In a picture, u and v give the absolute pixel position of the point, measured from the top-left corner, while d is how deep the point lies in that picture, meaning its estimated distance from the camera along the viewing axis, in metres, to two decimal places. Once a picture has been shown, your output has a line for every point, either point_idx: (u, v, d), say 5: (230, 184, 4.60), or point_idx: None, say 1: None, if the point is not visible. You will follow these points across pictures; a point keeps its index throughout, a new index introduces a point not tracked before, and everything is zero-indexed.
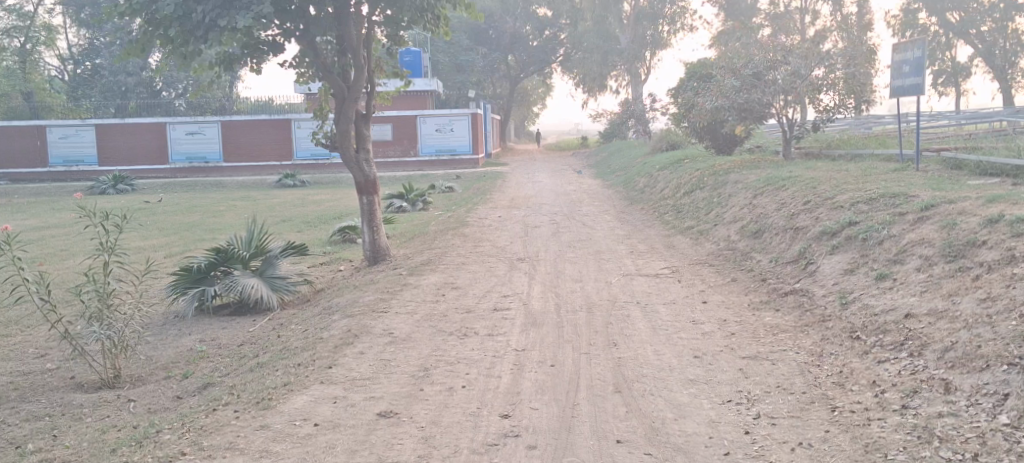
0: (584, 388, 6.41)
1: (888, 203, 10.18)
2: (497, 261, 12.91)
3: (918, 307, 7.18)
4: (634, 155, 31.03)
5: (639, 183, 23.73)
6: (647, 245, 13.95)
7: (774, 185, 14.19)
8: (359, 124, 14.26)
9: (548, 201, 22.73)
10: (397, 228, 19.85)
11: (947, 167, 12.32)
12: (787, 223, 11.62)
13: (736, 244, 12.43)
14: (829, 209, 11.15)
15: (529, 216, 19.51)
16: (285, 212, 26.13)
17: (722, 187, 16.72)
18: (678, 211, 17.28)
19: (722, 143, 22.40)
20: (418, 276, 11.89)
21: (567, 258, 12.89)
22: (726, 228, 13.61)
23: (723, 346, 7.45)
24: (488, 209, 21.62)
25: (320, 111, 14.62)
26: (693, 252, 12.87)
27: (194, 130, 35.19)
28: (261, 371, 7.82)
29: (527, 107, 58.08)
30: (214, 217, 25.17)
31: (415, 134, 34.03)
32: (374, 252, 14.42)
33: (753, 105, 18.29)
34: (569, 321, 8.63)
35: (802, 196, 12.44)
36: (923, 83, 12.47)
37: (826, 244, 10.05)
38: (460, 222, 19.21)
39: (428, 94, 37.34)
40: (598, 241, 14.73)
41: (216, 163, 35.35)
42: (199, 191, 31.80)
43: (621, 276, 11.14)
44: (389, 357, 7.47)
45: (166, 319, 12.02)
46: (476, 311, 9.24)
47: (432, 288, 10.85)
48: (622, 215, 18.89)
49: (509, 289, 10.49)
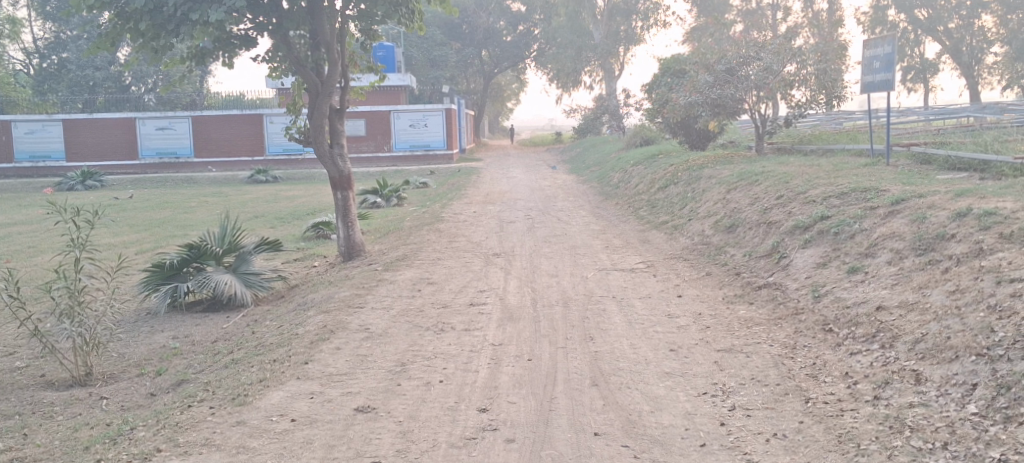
0: (562, 382, 6.44)
1: (859, 197, 10.32)
2: (473, 256, 12.92)
3: (889, 300, 7.31)
4: (608, 151, 31.15)
5: (614, 178, 23.82)
6: (621, 240, 14.03)
7: (746, 180, 14.32)
8: (333, 119, 14.21)
9: (523, 197, 22.77)
10: (371, 223, 19.81)
11: (917, 162, 12.51)
12: (760, 218, 11.74)
13: (710, 238, 12.54)
14: (801, 203, 11.27)
15: (504, 211, 19.53)
16: (258, 208, 25.98)
17: (695, 182, 16.85)
18: (652, 206, 17.38)
19: (695, 138, 22.56)
20: (393, 272, 11.88)
21: (543, 253, 12.94)
22: (700, 222, 13.72)
23: (698, 340, 7.51)
24: (463, 205, 21.61)
25: (294, 106, 14.56)
26: (667, 247, 12.96)
27: (164, 126, 34.88)
28: (235, 368, 7.78)
29: (501, 103, 58.05)
30: (185, 214, 24.99)
31: (388, 129, 33.92)
32: (349, 247, 14.41)
33: (726, 101, 18.47)
34: (545, 315, 8.66)
35: (775, 191, 12.57)
36: (893, 78, 12.63)
37: (798, 238, 10.17)
38: (435, 217, 19.21)
39: (401, 89, 37.26)
40: (574, 236, 14.78)
41: (187, 159, 35.06)
42: (169, 187, 31.52)
43: (596, 271, 11.21)
44: (366, 352, 7.45)
45: (137, 316, 11.93)
46: (452, 306, 9.27)
47: (408, 283, 10.87)
48: (597, 210, 18.97)
49: (485, 284, 10.53)
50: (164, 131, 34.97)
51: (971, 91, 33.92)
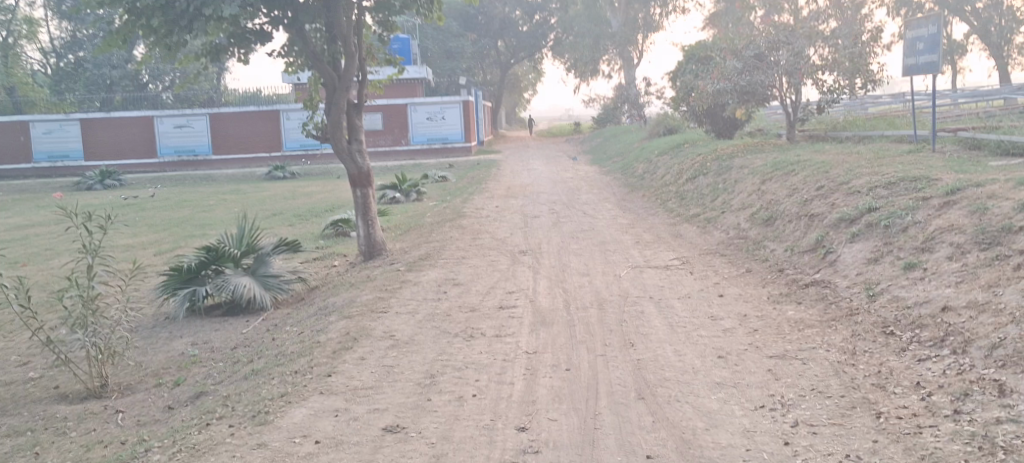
0: (606, 395, 5.94)
1: (909, 187, 9.79)
2: (499, 254, 12.47)
3: (955, 299, 6.83)
4: (630, 140, 30.61)
5: (638, 169, 23.28)
6: (652, 235, 13.52)
7: (782, 170, 13.77)
8: (350, 115, 13.79)
9: (546, 189, 22.27)
10: (391, 220, 19.39)
11: (965, 147, 12.11)
12: (801, 210, 11.19)
13: (747, 232, 12.01)
14: (844, 194, 10.73)
15: (528, 205, 19.05)
16: (277, 205, 25.63)
17: (726, 172, 16.31)
18: (681, 198, 16.85)
19: (722, 127, 22.00)
20: (417, 272, 11.44)
21: (572, 249, 12.46)
22: (734, 215, 13.20)
23: (748, 345, 6.99)
24: (484, 199, 21.15)
25: (310, 101, 14.15)
26: (702, 241, 12.42)
27: (182, 123, 34.62)
28: (255, 379, 7.31)
29: (518, 94, 57.44)
30: (203, 213, 24.70)
31: (406, 123, 33.50)
32: (370, 246, 14.01)
33: (756, 88, 17.98)
34: (581, 319, 8.18)
35: (814, 180, 12.03)
36: (939, 60, 12.09)
37: (845, 231, 9.67)
38: (457, 213, 18.77)
39: (418, 82, 36.85)
40: (602, 231, 14.28)
41: (205, 156, 34.78)
42: (188, 185, 31.24)
43: (630, 269, 10.69)
44: (393, 363, 6.99)
45: (155, 321, 11.52)
46: (481, 309, 8.82)
47: (433, 284, 10.41)
48: (623, 202, 18.46)
49: (515, 284, 10.06)
50: (182, 129, 34.72)
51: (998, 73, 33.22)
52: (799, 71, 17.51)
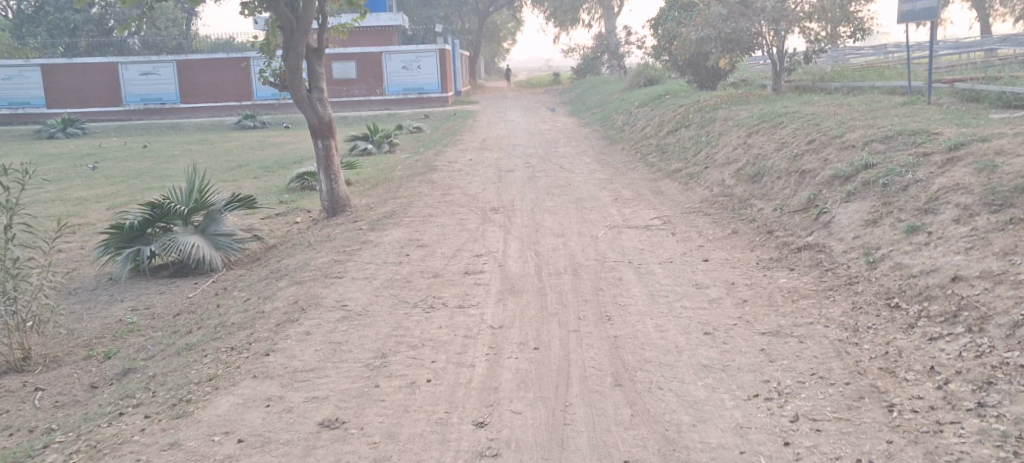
0: (578, 382, 5.22)
1: (908, 142, 9.08)
2: (469, 211, 11.67)
3: (966, 269, 6.11)
4: (610, 91, 29.74)
5: (617, 121, 22.47)
6: (632, 191, 12.80)
7: (769, 122, 13.04)
8: (310, 61, 12.91)
9: (523, 142, 21.42)
10: (361, 173, 18.54)
11: (963, 99, 11.41)
12: (791, 166, 10.46)
13: (732, 189, 11.29)
14: (838, 149, 9.99)
15: (503, 158, 18.24)
16: (244, 157, 24.69)
17: (709, 124, 15.58)
18: (662, 152, 16.11)
19: (705, 78, 21.26)
20: (379, 231, 10.64)
21: (546, 207, 11.70)
22: (719, 170, 12.48)
23: (737, 319, 6.27)
24: (458, 152, 20.32)
25: (267, 47, 13.24)
26: (685, 199, 11.69)
27: (148, 70, 33.30)
28: (186, 357, 6.51)
29: (497, 44, 56.23)
30: (165, 164, 23.73)
31: (380, 71, 32.39)
32: (333, 202, 13.26)
33: (740, 36, 17.16)
34: (553, 287, 7.46)
35: (803, 134, 11.31)
36: (938, 6, 11.34)
37: (839, 190, 8.96)
38: (428, 166, 17.94)
39: (393, 29, 35.64)
40: (579, 187, 13.53)
41: (173, 105, 33.56)
42: (153, 134, 30.12)
43: (609, 230, 9.95)
44: (341, 340, 6.21)
45: (97, 282, 10.63)
46: (445, 275, 8.07)
47: (395, 245, 9.62)
48: (602, 156, 17.73)
49: (483, 247, 9.29)
50: (148, 76, 33.41)
51: (982, 24, 32.54)
52: (785, 18, 16.68)
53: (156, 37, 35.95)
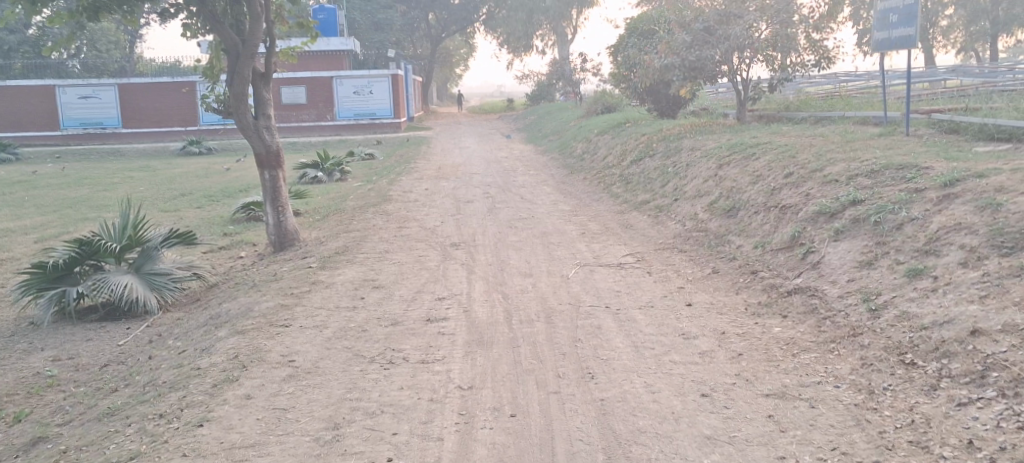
0: (563, 462, 4.72)
1: (896, 176, 8.55)
2: (427, 247, 10.94)
3: (987, 320, 5.50)
4: (566, 118, 29.25)
5: (576, 149, 21.93)
6: (599, 225, 12.18)
7: (740, 153, 12.52)
8: (257, 86, 12.12)
9: (480, 170, 20.75)
10: (311, 203, 17.70)
11: (941, 131, 10.97)
12: (769, 200, 9.91)
13: (706, 223, 10.71)
14: (819, 183, 9.45)
15: (461, 188, 17.54)
16: (189, 184, 23.68)
17: (675, 154, 15.08)
18: (626, 182, 15.56)
19: (666, 105, 20.84)
20: (331, 270, 9.83)
21: (510, 242, 11.02)
22: (690, 203, 11.92)
23: (736, 378, 5.61)
24: (413, 180, 19.57)
25: (210, 70, 12.42)
26: (657, 234, 11.08)
27: (88, 94, 31.99)
28: (107, 426, 5.66)
29: (450, 69, 55.58)
30: (105, 191, 22.65)
31: (331, 96, 31.53)
32: (280, 236, 12.52)
33: (703, 65, 16.70)
34: (526, 336, 6.76)
35: (779, 166, 10.79)
36: (916, 34, 10.94)
37: (826, 227, 8.40)
38: (382, 196, 17.16)
39: (345, 54, 34.84)
40: (542, 220, 12.88)
41: (114, 129, 32.29)
42: (93, 160, 28.89)
43: (579, 269, 9.29)
44: (286, 405, 5.45)
45: (16, 327, 9.63)
46: (404, 323, 7.29)
47: (349, 286, 8.83)
48: (563, 186, 17.15)
49: (444, 289, 8.55)
50: (87, 100, 32.07)
51: (932, 53, 32.83)
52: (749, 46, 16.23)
53: (98, 60, 34.68)
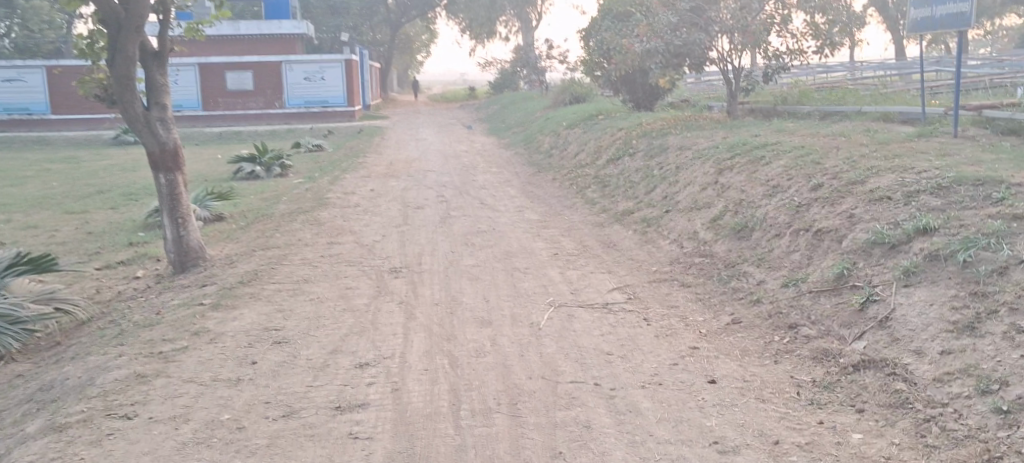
0: None
1: (977, 199, 6.38)
2: (357, 276, 8.64)
3: None
4: (531, 109, 27.03)
5: (543, 144, 19.68)
6: (575, 244, 10.00)
7: (743, 155, 10.38)
8: (147, 65, 9.83)
9: (435, 167, 18.55)
10: (240, 204, 15.30)
11: (997, 134, 8.85)
12: (794, 221, 7.71)
13: (710, 246, 8.54)
14: (862, 199, 7.26)
15: (411, 190, 15.25)
16: (110, 179, 21.12)
17: (659, 154, 12.94)
18: (602, 186, 13.42)
19: (641, 96, 18.75)
20: (225, 313, 7.49)
21: (465, 269, 8.81)
22: (685, 217, 9.78)
23: None
24: (358, 179, 17.21)
25: (90, 48, 9.93)
26: (648, 260, 8.87)
27: (12, 77, 28.88)
28: None
29: (409, 57, 52.91)
30: (12, 187, 20.04)
31: (279, 82, 28.87)
32: (181, 254, 10.19)
33: (689, 50, 14.45)
34: (484, 450, 4.63)
35: (800, 173, 8.62)
36: (970, 11, 8.77)
37: (885, 265, 6.20)
38: (320, 198, 14.85)
39: (297, 37, 31.95)
40: (506, 234, 10.70)
41: (42, 115, 29.36)
42: (13, 148, 26.11)
43: (554, 315, 7.06)
44: None
45: None
46: (303, 416, 5.06)
47: (241, 344, 6.53)
48: (528, 188, 15.00)
49: (369, 350, 6.25)
50: (12, 83, 28.98)
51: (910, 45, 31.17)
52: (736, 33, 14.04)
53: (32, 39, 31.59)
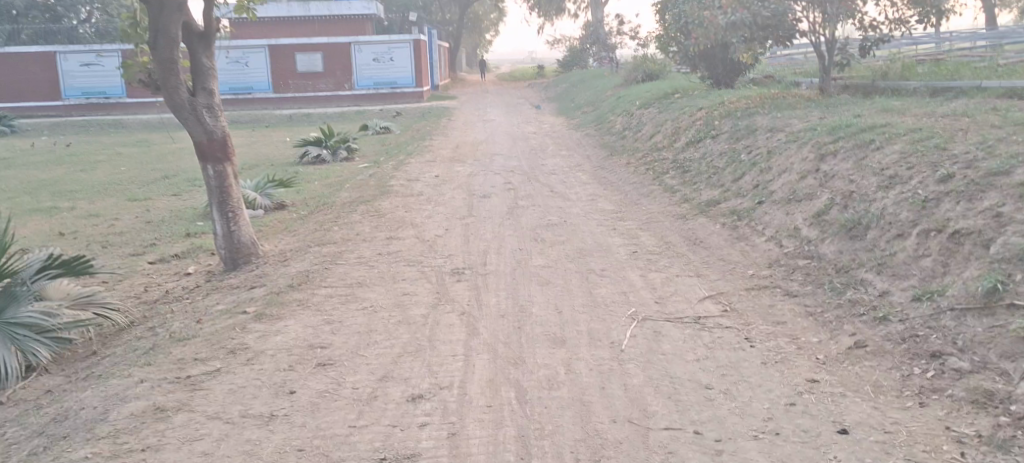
0: None
1: None
2: (416, 280, 7.76)
3: None
4: (602, 86, 25.87)
5: (616, 124, 18.59)
6: (657, 239, 8.97)
7: (847, 138, 9.18)
8: (191, 45, 8.98)
9: (503, 150, 17.62)
10: (301, 191, 14.58)
11: None
12: (919, 219, 6.58)
13: (816, 246, 7.43)
14: (1008, 195, 6.09)
15: (478, 176, 14.34)
16: (176, 163, 20.72)
17: (747, 136, 11.78)
18: (683, 172, 12.32)
19: (721, 72, 17.47)
20: (268, 326, 6.68)
21: (535, 271, 7.87)
22: (781, 210, 8.67)
23: None
24: (424, 164, 16.38)
25: (134, 30, 9.21)
26: (743, 261, 7.80)
27: (91, 60, 27.76)
28: None
29: (478, 35, 51.81)
30: (79, 172, 19.71)
31: (348, 64, 28.21)
32: (232, 251, 9.35)
33: (778, 22, 13.18)
34: None
35: (923, 161, 7.43)
36: None
37: None
38: (382, 186, 14.04)
39: (367, 19, 31.45)
40: (579, 227, 9.71)
41: (119, 99, 28.10)
42: (88, 131, 25.65)
43: (640, 332, 6.06)
44: None
45: None
46: None
47: (279, 366, 5.74)
48: (601, 173, 13.97)
49: (425, 378, 5.37)
50: (91, 67, 27.85)
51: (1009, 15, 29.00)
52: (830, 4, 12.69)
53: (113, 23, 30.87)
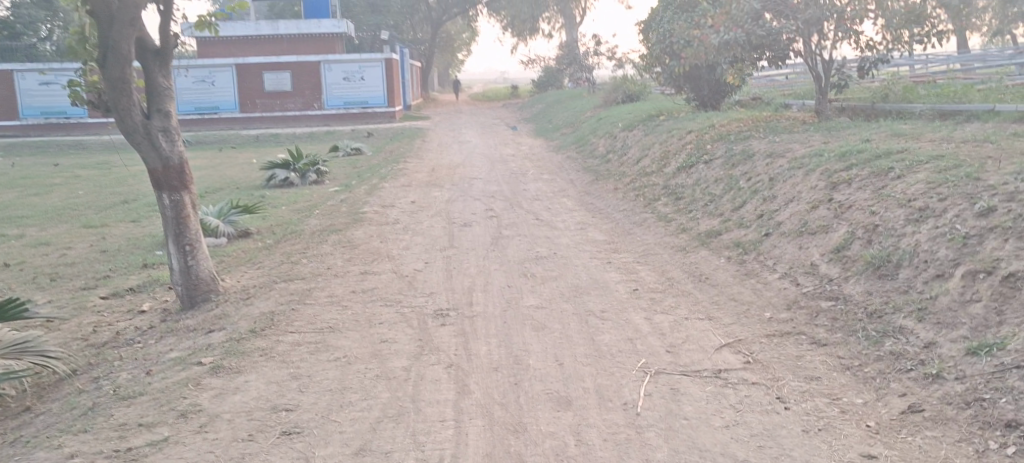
0: None
1: None
2: (394, 323, 6.94)
3: None
4: (580, 107, 25.21)
5: (598, 147, 17.90)
6: (658, 275, 8.21)
7: (860, 166, 8.48)
8: (145, 64, 8.12)
9: (481, 173, 16.85)
10: (268, 218, 13.69)
11: None
12: (961, 259, 5.91)
13: (839, 285, 6.73)
14: None
15: (457, 201, 13.56)
16: (138, 186, 19.74)
17: (744, 161, 11.10)
18: (675, 199, 11.61)
19: (707, 94, 16.81)
20: (226, 381, 5.85)
21: (526, 312, 7.08)
22: (793, 243, 7.95)
23: None
24: (398, 188, 15.56)
25: (81, 47, 8.30)
26: (757, 300, 7.06)
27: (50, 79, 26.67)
28: None
29: (451, 54, 51.06)
30: (35, 196, 18.67)
31: (317, 82, 27.32)
32: (189, 287, 8.45)
33: (773, 41, 12.48)
34: None
35: (956, 192, 6.73)
36: None
37: None
38: (355, 212, 13.21)
39: (337, 37, 30.57)
40: (571, 261, 8.94)
41: (79, 119, 27.16)
42: (45, 152, 24.65)
43: (656, 389, 5.30)
44: None
45: None
46: None
47: (240, 431, 5.06)
48: (587, 199, 13.24)
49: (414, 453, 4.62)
50: (49, 86, 26.79)
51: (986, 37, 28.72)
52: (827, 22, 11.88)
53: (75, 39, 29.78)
